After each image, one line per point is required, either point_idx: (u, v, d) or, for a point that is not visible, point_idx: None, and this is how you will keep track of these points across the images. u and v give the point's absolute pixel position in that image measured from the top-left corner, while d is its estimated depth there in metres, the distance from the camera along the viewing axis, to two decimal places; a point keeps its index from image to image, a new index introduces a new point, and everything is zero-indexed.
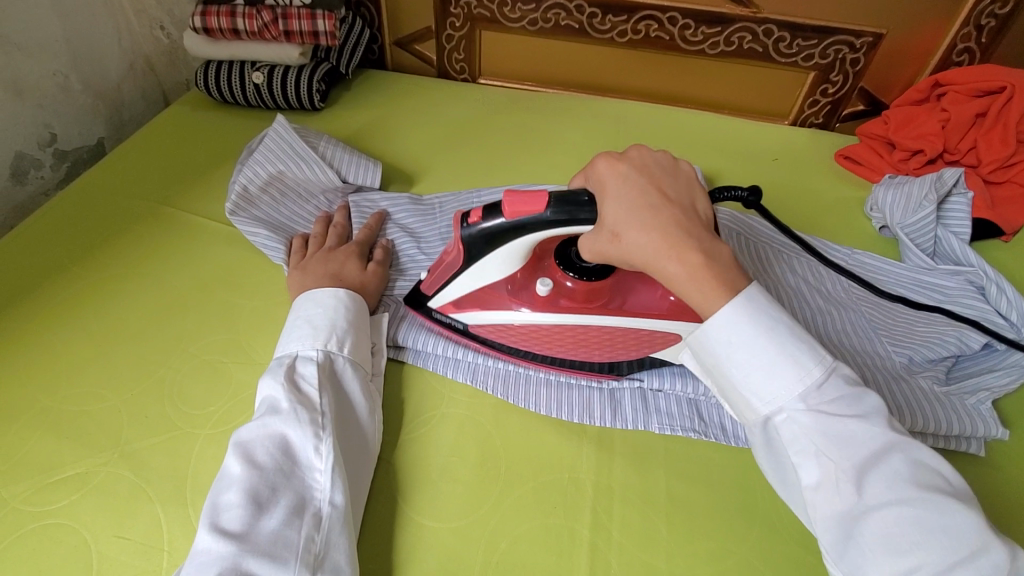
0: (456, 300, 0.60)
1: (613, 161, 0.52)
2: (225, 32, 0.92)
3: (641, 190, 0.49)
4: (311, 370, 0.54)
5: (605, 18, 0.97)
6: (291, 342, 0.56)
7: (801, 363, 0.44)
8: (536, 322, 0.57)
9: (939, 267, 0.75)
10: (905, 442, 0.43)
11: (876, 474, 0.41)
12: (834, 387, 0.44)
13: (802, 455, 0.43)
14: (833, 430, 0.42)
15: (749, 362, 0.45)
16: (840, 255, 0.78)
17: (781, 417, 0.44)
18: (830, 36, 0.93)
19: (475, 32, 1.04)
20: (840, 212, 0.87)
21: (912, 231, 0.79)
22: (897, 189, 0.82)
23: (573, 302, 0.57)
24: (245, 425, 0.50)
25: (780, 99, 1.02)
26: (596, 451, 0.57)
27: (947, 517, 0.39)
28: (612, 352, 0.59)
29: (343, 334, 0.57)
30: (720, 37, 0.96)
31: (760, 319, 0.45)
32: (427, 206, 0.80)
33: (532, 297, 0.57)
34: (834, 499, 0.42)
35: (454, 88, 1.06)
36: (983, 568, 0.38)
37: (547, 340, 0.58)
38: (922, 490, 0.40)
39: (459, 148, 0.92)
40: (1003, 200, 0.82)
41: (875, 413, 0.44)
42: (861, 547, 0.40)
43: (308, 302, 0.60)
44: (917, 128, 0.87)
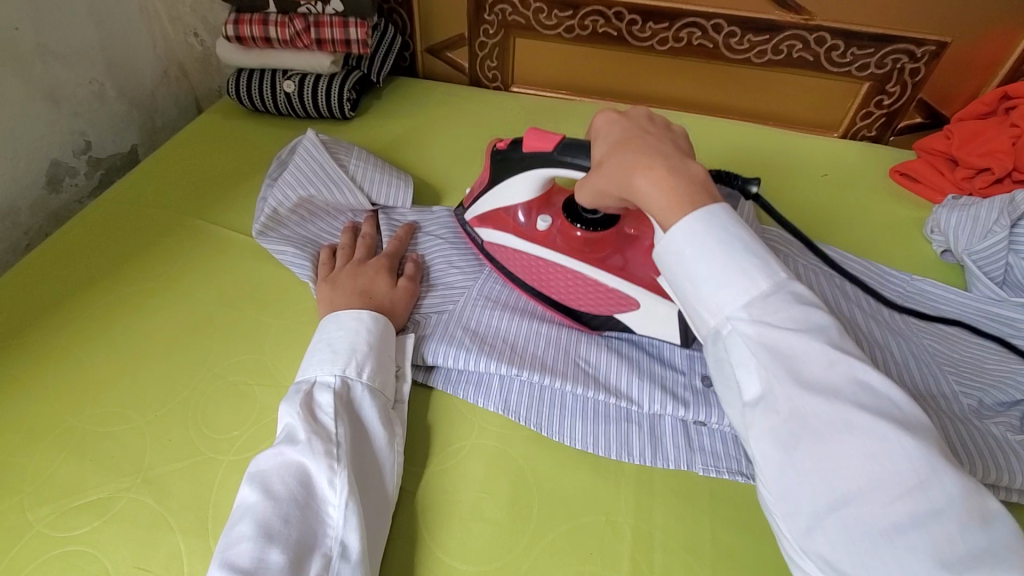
0: (481, 215, 0.69)
1: (611, 115, 0.56)
2: (258, 41, 0.91)
3: (623, 132, 0.53)
4: (327, 399, 0.51)
5: (645, 26, 0.93)
6: (311, 367, 0.55)
7: (750, 274, 0.43)
8: (528, 251, 0.64)
9: (1010, 299, 0.69)
10: (854, 361, 0.40)
11: (818, 392, 0.40)
12: (784, 298, 0.43)
13: (745, 367, 0.42)
14: (774, 343, 0.41)
15: (698, 270, 0.44)
16: (896, 281, 0.72)
17: (727, 328, 0.43)
18: (888, 44, 0.88)
19: (509, 40, 1.02)
20: (896, 233, 0.81)
21: (979, 259, 0.73)
22: (963, 212, 0.76)
23: (566, 244, 0.63)
24: (263, 453, 0.49)
25: (830, 110, 0.97)
26: (636, 493, 0.53)
27: (890, 440, 0.37)
28: (586, 304, 0.63)
29: (361, 358, 0.55)
30: (767, 45, 0.91)
31: (713, 228, 0.44)
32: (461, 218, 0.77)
33: (532, 227, 0.65)
34: (772, 414, 0.41)
35: (486, 97, 1.03)
36: (932, 498, 0.36)
37: (537, 271, 0.64)
38: (863, 410, 0.39)
39: None
40: None
41: (822, 331, 0.41)
42: (798, 464, 0.39)
43: (330, 325, 0.58)
44: (982, 144, 0.81)
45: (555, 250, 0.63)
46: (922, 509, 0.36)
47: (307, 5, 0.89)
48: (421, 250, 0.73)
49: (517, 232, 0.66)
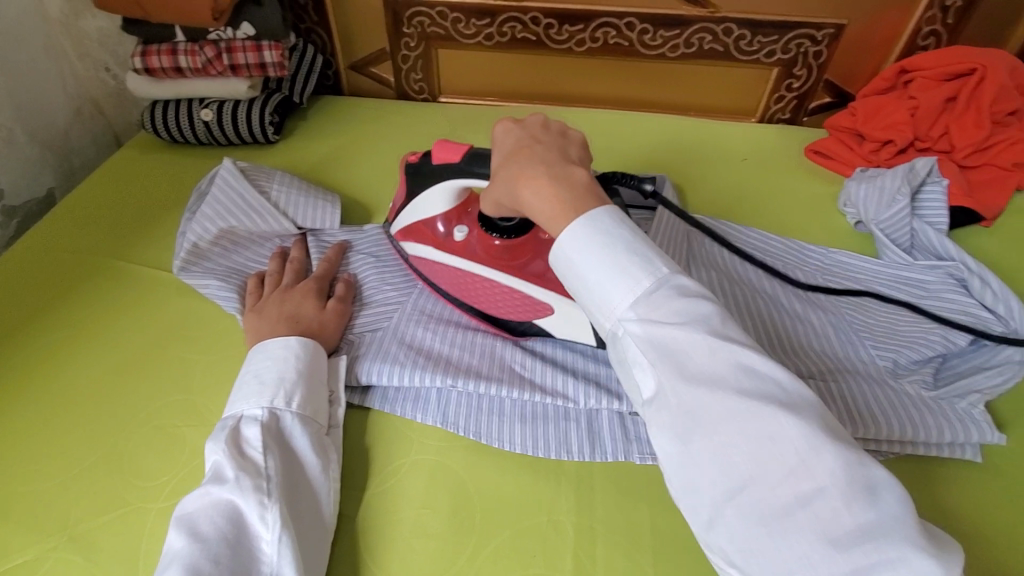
0: (405, 229, 0.68)
1: (506, 121, 0.55)
2: (169, 71, 0.89)
3: (513, 142, 0.52)
4: (256, 432, 0.50)
5: (562, 28, 0.95)
6: (237, 401, 0.54)
7: (631, 273, 0.43)
8: (447, 262, 0.65)
9: (918, 262, 0.72)
10: (738, 346, 0.40)
11: (704, 384, 0.39)
12: (668, 292, 0.42)
13: (639, 366, 0.42)
14: (661, 338, 0.41)
15: (588, 274, 0.44)
16: (816, 255, 0.75)
17: (620, 332, 0.43)
18: (790, 31, 0.92)
19: (431, 51, 1.02)
20: (813, 209, 0.85)
21: (887, 227, 0.76)
22: (870, 183, 0.80)
23: (484, 252, 0.63)
24: (190, 494, 0.47)
25: (745, 97, 1.00)
26: (576, 490, 0.54)
27: (775, 425, 0.37)
28: (503, 311, 0.63)
29: (289, 387, 0.54)
30: (679, 39, 0.94)
31: (598, 232, 0.44)
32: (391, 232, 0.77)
33: (450, 239, 0.65)
34: (667, 414, 0.40)
35: (413, 110, 1.03)
36: (815, 477, 0.35)
37: (457, 281, 0.65)
38: (749, 399, 0.38)
39: None
40: (981, 184, 0.82)
41: (704, 319, 0.41)
42: (697, 462, 0.39)
43: (256, 356, 0.57)
44: (885, 117, 0.86)
45: (473, 259, 0.63)
46: (813, 494, 0.35)
47: (216, 31, 0.87)
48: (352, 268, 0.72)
49: (435, 243, 0.66)
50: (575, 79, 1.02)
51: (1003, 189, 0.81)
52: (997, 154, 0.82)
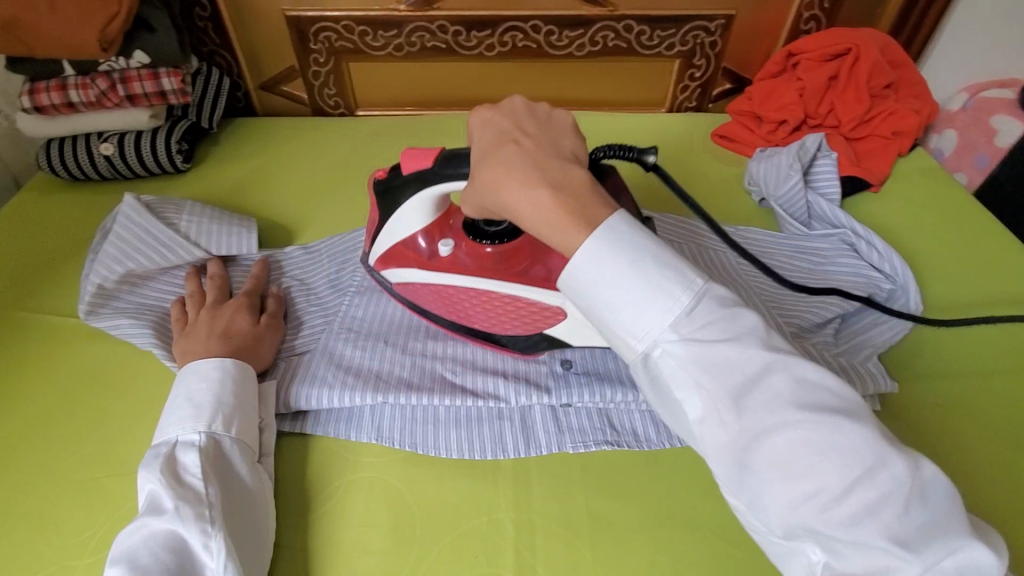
0: (383, 254, 0.62)
1: (485, 111, 0.51)
2: (61, 107, 0.84)
3: (496, 136, 0.48)
4: (193, 458, 0.50)
5: (470, 34, 0.97)
6: (169, 425, 0.52)
7: (668, 290, 0.41)
8: (441, 283, 0.59)
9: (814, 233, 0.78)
10: (789, 357, 0.40)
11: (760, 403, 0.39)
12: (707, 304, 0.41)
13: (684, 387, 0.41)
14: (710, 356, 0.40)
15: (616, 293, 0.42)
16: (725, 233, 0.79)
17: (657, 352, 0.42)
18: (686, 24, 0.96)
19: (342, 65, 1.01)
20: (721, 190, 0.90)
21: (785, 202, 0.82)
22: (768, 161, 0.85)
23: (479, 265, 0.58)
24: (127, 526, 0.47)
25: (653, 88, 1.05)
26: (513, 486, 0.55)
27: (840, 436, 0.38)
28: (517, 326, 0.59)
29: (223, 410, 0.53)
30: (584, 38, 0.97)
31: (620, 248, 0.42)
32: (318, 250, 0.76)
33: (436, 255, 0.59)
34: (724, 432, 0.40)
35: (329, 125, 1.02)
36: (883, 485, 0.37)
37: (456, 302, 0.60)
38: (809, 412, 0.38)
39: (341, 189, 0.89)
40: (867, 153, 0.89)
41: (750, 332, 0.40)
42: (761, 477, 0.39)
43: (187, 377, 0.56)
44: (778, 99, 0.92)
45: (468, 273, 0.57)
46: (881, 501, 0.37)
47: (107, 62, 0.83)
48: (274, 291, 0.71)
49: (422, 262, 0.59)
50: (489, 84, 1.04)
51: (887, 157, 0.88)
52: (880, 124, 0.89)
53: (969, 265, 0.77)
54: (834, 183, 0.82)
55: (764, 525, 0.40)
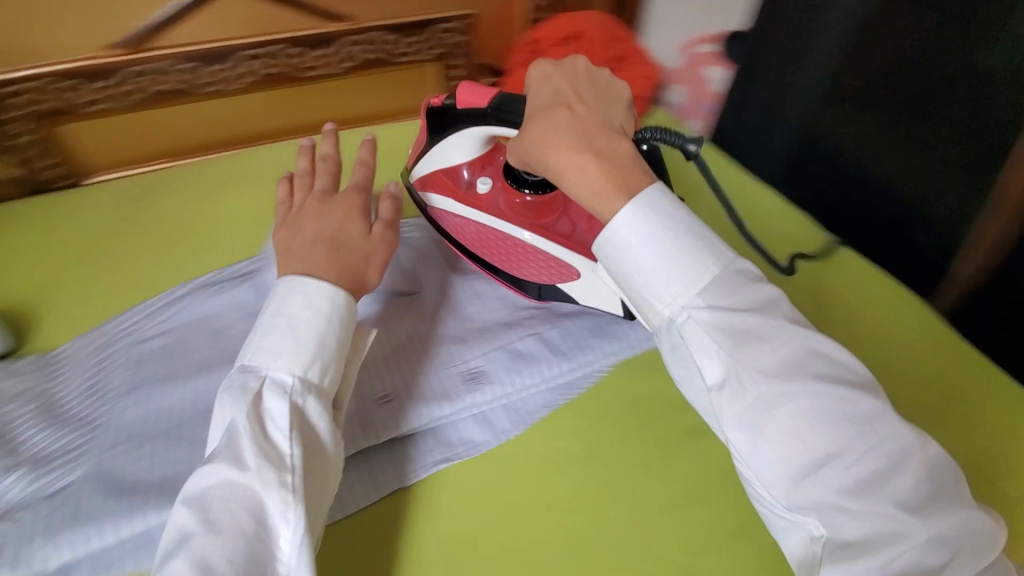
0: (423, 177, 0.71)
1: (546, 65, 0.57)
2: None
3: (554, 93, 0.54)
4: (280, 406, 0.48)
5: (208, 69, 0.91)
6: (264, 348, 0.51)
7: (702, 262, 0.46)
8: (472, 220, 0.68)
9: None
10: (805, 332, 0.46)
11: (780, 370, 0.44)
12: (733, 279, 0.46)
13: (707, 354, 0.45)
14: (733, 325, 0.45)
15: (648, 256, 0.47)
16: None
17: (682, 317, 0.46)
18: (431, 28, 1.01)
19: (61, 128, 0.88)
20: None
21: None
22: None
23: (510, 207, 0.68)
24: (204, 468, 0.45)
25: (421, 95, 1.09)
26: (354, 542, 0.54)
27: (852, 402, 0.43)
28: (532, 276, 0.67)
29: (317, 348, 0.51)
30: (334, 55, 0.97)
31: (655, 217, 0.47)
32: (158, 304, 0.72)
33: (472, 190, 0.69)
34: (743, 396, 0.44)
35: (58, 201, 0.86)
36: (888, 453, 0.42)
37: (478, 237, 0.69)
38: (825, 382, 0.44)
39: (96, 275, 0.77)
40: None
41: (770, 307, 0.46)
42: (774, 441, 0.43)
43: (289, 297, 0.52)
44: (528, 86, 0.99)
45: (497, 213, 0.67)
46: (886, 468, 0.42)
47: None
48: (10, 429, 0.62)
49: (458, 195, 0.69)
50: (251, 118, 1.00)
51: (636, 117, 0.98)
52: None
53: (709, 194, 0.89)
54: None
55: (773, 496, 0.44)
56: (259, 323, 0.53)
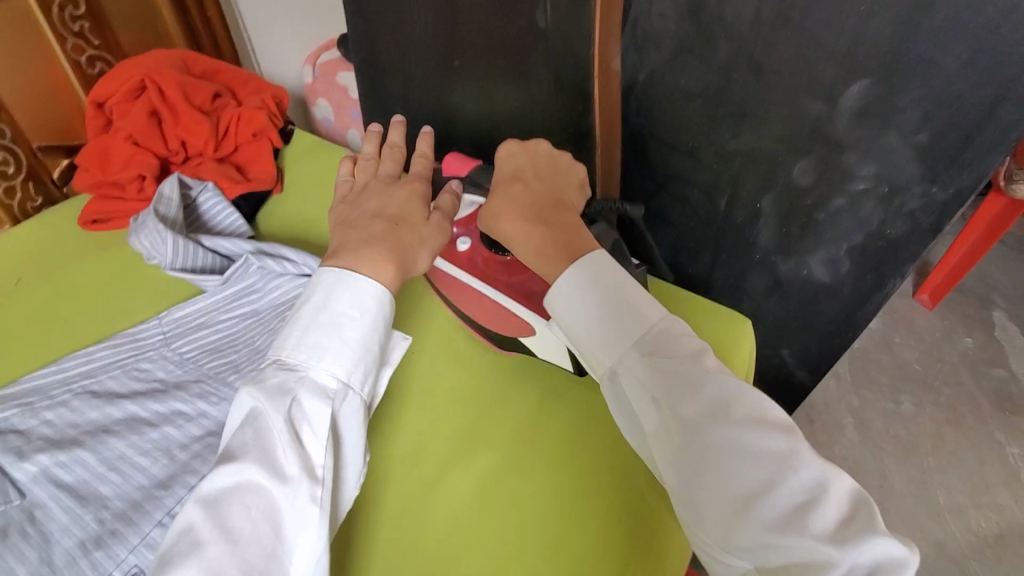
0: None
1: (515, 145, 0.62)
2: None
3: (518, 166, 0.60)
4: (319, 410, 0.47)
5: None
6: (305, 344, 0.50)
7: (630, 317, 0.49)
8: (453, 272, 0.63)
9: (221, 277, 0.68)
10: (732, 380, 0.46)
11: (706, 408, 0.45)
12: (657, 335, 0.49)
13: (642, 398, 0.47)
14: (659, 374, 0.47)
15: (585, 314, 0.50)
16: (131, 344, 0.64)
17: (620, 366, 0.49)
18: None
19: None
20: (124, 277, 0.73)
21: (187, 260, 0.70)
22: (144, 229, 0.71)
23: (485, 267, 0.62)
24: (230, 466, 0.43)
25: None
26: None
27: (773, 439, 0.43)
28: (495, 326, 0.62)
29: (374, 334, 0.52)
30: None
31: (592, 279, 0.51)
32: None
33: (455, 246, 0.64)
34: (675, 441, 0.45)
35: None
36: (806, 484, 0.41)
37: (457, 292, 0.64)
38: (751, 423, 0.44)
39: None
40: (246, 163, 0.84)
41: (704, 353, 0.48)
42: (704, 480, 0.43)
43: (336, 291, 0.52)
44: (117, 157, 0.79)
45: (469, 271, 0.62)
46: (807, 501, 0.41)
47: None
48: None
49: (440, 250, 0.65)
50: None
51: (264, 154, 0.84)
52: (238, 130, 0.85)
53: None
54: (224, 201, 0.76)
55: (711, 540, 0.43)
56: (298, 307, 0.53)
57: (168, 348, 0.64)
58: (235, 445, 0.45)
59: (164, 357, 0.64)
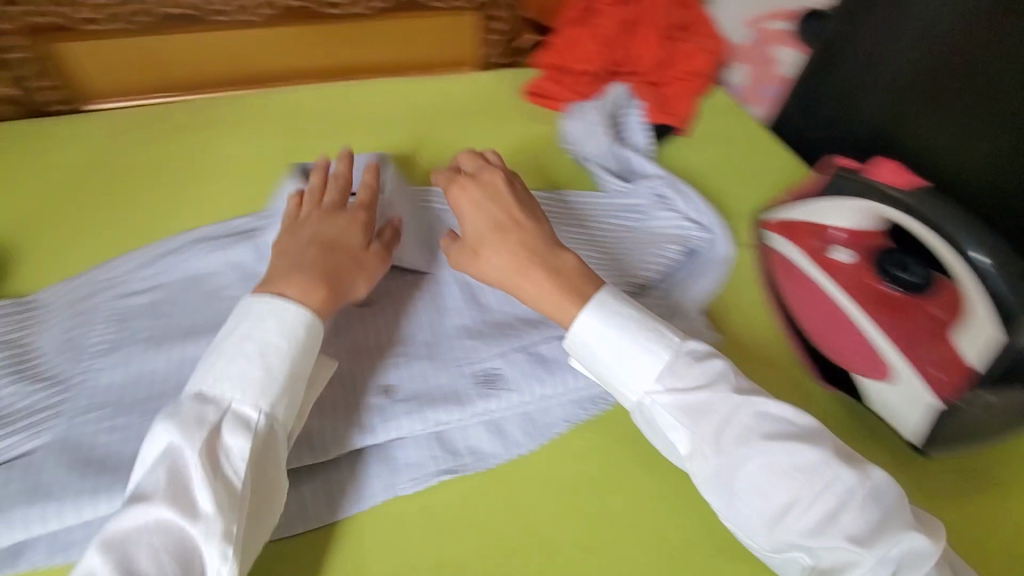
0: (788, 221, 0.67)
1: (470, 189, 0.59)
2: None
3: (487, 216, 0.57)
4: (242, 446, 0.44)
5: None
6: (229, 372, 0.47)
7: (653, 349, 0.50)
8: (818, 282, 0.62)
9: (632, 188, 0.75)
10: (752, 398, 0.48)
11: (734, 441, 0.47)
12: (685, 361, 0.50)
13: (674, 429, 0.49)
14: (687, 404, 0.49)
15: (612, 350, 0.51)
16: (546, 197, 0.73)
17: (649, 401, 0.50)
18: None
19: (47, 47, 0.79)
20: (540, 148, 0.83)
21: (599, 158, 0.79)
22: (581, 117, 0.80)
23: (857, 290, 0.60)
24: (141, 507, 0.41)
25: (458, 47, 0.98)
26: (345, 555, 0.48)
27: (795, 455, 0.45)
28: (837, 352, 0.60)
29: (282, 390, 0.47)
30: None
31: (613, 315, 0.51)
32: (154, 254, 0.62)
33: (831, 255, 0.63)
34: (708, 466, 0.48)
35: (45, 128, 0.78)
36: (838, 494, 0.44)
37: (809, 301, 0.63)
38: (773, 441, 0.46)
39: (73, 219, 0.69)
40: (669, 97, 0.89)
41: (718, 378, 0.49)
42: (742, 502, 0.46)
43: (265, 321, 0.48)
44: (581, 52, 0.89)
45: (840, 287, 0.61)
46: (837, 507, 0.44)
47: None
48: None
49: (810, 253, 0.64)
50: (280, 56, 0.90)
51: (688, 99, 0.89)
52: (678, 67, 0.90)
53: (758, 192, 0.82)
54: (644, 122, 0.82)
55: (755, 542, 0.47)
56: (215, 344, 0.48)
57: (571, 219, 0.72)
58: (144, 485, 0.42)
59: (564, 222, 0.71)
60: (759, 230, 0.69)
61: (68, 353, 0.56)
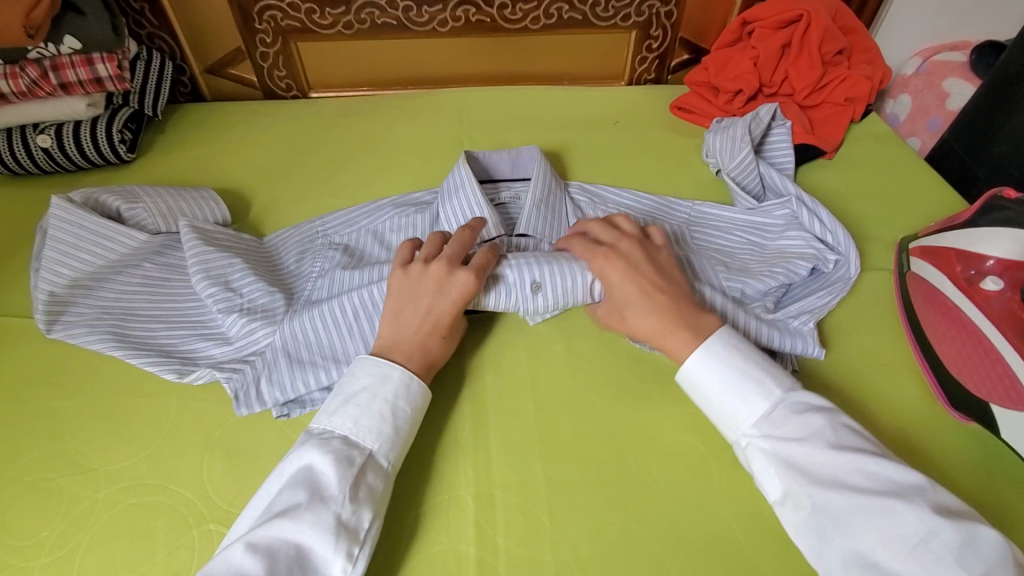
0: (929, 247, 0.70)
1: (607, 259, 0.61)
2: (18, 95, 0.80)
3: (630, 284, 0.59)
4: (373, 487, 0.50)
5: (421, 10, 0.96)
6: (361, 420, 0.52)
7: (750, 399, 0.52)
8: (961, 307, 0.64)
9: (763, 207, 0.77)
10: (852, 454, 0.48)
11: (829, 483, 0.47)
12: (785, 413, 0.52)
13: (766, 472, 0.50)
14: (786, 455, 0.50)
15: (727, 399, 0.54)
16: (683, 207, 0.80)
17: (745, 442, 0.52)
18: None
19: (290, 44, 1.00)
20: (681, 159, 0.90)
21: (736, 173, 0.82)
22: (723, 134, 0.86)
23: (1001, 319, 0.61)
24: (283, 523, 0.45)
25: (612, 61, 1.08)
26: (474, 463, 0.57)
27: (895, 512, 0.45)
28: (968, 377, 0.61)
29: (402, 446, 0.53)
30: (538, 11, 0.98)
31: (729, 368, 0.54)
32: (350, 215, 0.77)
33: (978, 284, 0.64)
34: (800, 512, 0.48)
35: (282, 107, 0.99)
36: (936, 550, 0.43)
37: (943, 327, 0.65)
38: (866, 495, 0.46)
39: (295, 176, 0.87)
40: (817, 121, 0.91)
41: (815, 433, 0.50)
42: (834, 550, 0.46)
43: (404, 392, 0.54)
44: (733, 69, 0.93)
45: (984, 314, 0.62)
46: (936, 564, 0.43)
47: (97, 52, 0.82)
48: (222, 271, 0.68)
49: (956, 280, 0.66)
50: (460, 61, 1.05)
51: (840, 124, 0.90)
52: (833, 91, 0.91)
53: (904, 220, 0.81)
54: (788, 144, 0.85)
55: None
56: (350, 388, 0.54)
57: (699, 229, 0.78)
58: (286, 502, 0.47)
59: (694, 230, 0.78)
60: (902, 256, 0.73)
61: (296, 275, 0.72)
